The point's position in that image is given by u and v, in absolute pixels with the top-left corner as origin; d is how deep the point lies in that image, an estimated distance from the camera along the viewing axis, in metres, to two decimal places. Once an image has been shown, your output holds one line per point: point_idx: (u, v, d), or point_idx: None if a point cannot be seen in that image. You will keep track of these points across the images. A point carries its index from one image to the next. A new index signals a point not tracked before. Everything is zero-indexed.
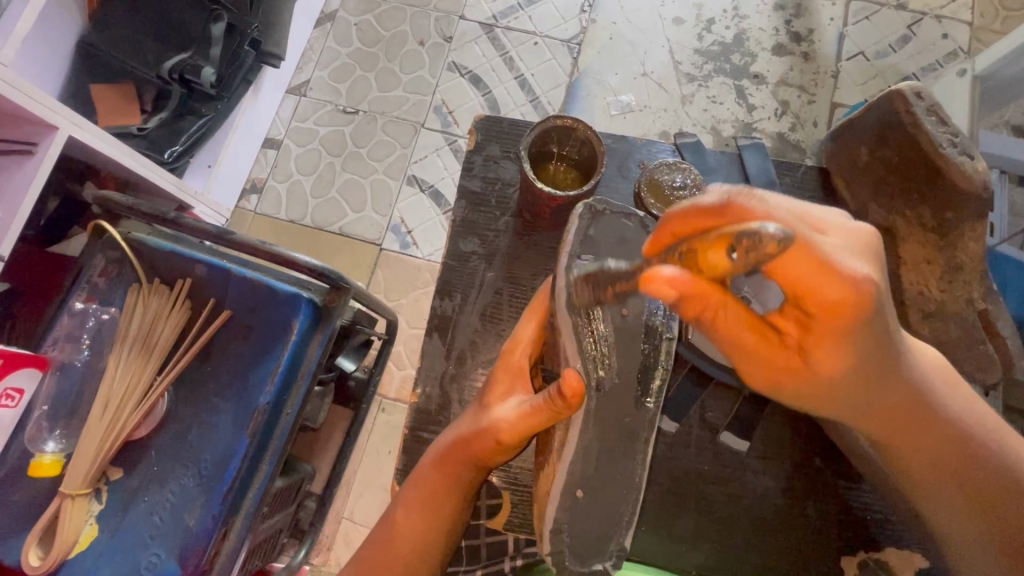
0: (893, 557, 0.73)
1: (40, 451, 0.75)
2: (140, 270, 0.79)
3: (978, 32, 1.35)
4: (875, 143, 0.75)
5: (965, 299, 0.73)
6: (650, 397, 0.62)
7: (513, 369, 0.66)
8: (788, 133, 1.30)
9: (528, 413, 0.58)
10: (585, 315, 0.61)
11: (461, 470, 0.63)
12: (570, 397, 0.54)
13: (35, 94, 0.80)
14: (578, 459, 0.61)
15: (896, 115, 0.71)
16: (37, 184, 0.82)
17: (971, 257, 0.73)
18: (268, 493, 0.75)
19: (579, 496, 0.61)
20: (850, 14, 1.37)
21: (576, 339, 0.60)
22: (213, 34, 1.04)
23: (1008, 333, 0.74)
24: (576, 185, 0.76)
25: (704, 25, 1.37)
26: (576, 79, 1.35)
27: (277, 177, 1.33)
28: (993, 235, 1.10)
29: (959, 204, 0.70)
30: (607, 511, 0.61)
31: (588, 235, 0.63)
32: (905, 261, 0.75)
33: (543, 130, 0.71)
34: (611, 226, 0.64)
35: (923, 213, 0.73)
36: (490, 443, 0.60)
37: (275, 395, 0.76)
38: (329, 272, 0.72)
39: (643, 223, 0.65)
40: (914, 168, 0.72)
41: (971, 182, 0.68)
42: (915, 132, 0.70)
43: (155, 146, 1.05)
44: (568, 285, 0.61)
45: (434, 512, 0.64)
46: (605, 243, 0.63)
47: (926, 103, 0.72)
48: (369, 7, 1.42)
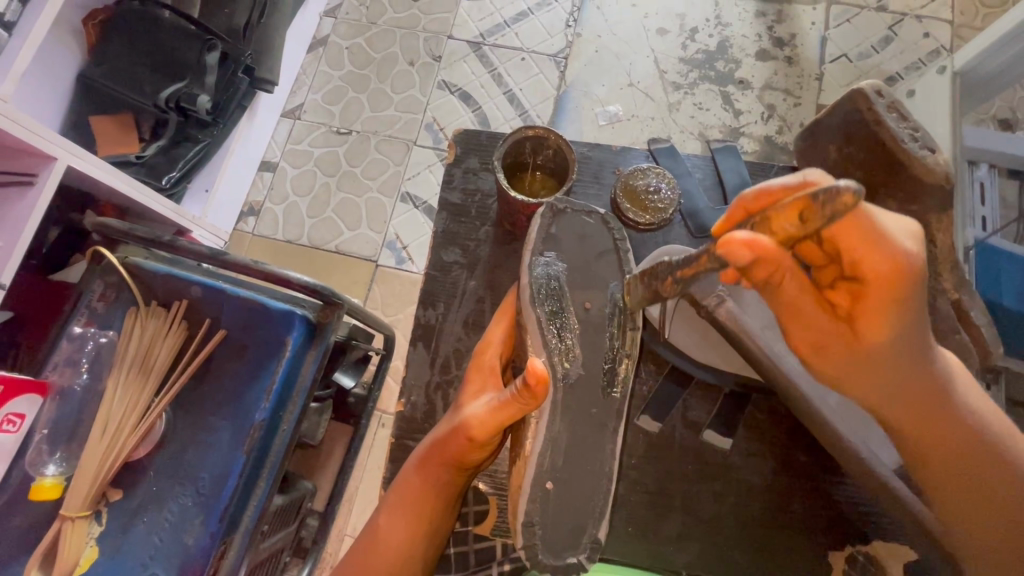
0: (881, 550, 0.72)
1: (41, 474, 0.75)
2: (137, 293, 0.80)
3: (960, 29, 1.37)
4: (842, 141, 0.76)
5: (934, 289, 0.73)
6: (616, 387, 0.63)
7: (485, 370, 0.67)
8: (776, 136, 1.32)
9: (497, 408, 0.60)
10: (551, 312, 0.64)
11: (440, 471, 0.64)
12: (532, 385, 0.56)
13: (35, 127, 0.82)
14: (552, 458, 0.61)
15: (859, 113, 0.71)
16: (37, 214, 0.84)
17: (942, 246, 0.72)
18: (267, 511, 0.76)
19: (551, 489, 0.61)
20: (831, 17, 1.39)
21: (541, 331, 0.63)
22: (208, 63, 1.08)
23: (981, 321, 0.75)
24: (549, 192, 0.78)
25: (688, 35, 1.39)
26: (563, 91, 1.37)
27: (273, 200, 1.36)
28: (984, 229, 1.12)
29: (925, 198, 0.70)
30: (580, 505, 0.62)
31: (551, 233, 0.66)
32: None
33: (515, 141, 0.72)
34: (574, 226, 0.67)
35: (890, 209, 0.73)
36: (464, 441, 0.61)
37: (271, 411, 0.77)
38: (323, 289, 0.73)
39: (604, 220, 0.67)
40: (880, 163, 0.71)
41: (933, 175, 0.67)
42: (878, 128, 0.70)
43: (154, 172, 1.08)
44: (534, 284, 0.64)
45: (416, 515, 0.65)
46: (567, 241, 0.66)
47: (887, 101, 0.72)
48: (359, 30, 1.45)
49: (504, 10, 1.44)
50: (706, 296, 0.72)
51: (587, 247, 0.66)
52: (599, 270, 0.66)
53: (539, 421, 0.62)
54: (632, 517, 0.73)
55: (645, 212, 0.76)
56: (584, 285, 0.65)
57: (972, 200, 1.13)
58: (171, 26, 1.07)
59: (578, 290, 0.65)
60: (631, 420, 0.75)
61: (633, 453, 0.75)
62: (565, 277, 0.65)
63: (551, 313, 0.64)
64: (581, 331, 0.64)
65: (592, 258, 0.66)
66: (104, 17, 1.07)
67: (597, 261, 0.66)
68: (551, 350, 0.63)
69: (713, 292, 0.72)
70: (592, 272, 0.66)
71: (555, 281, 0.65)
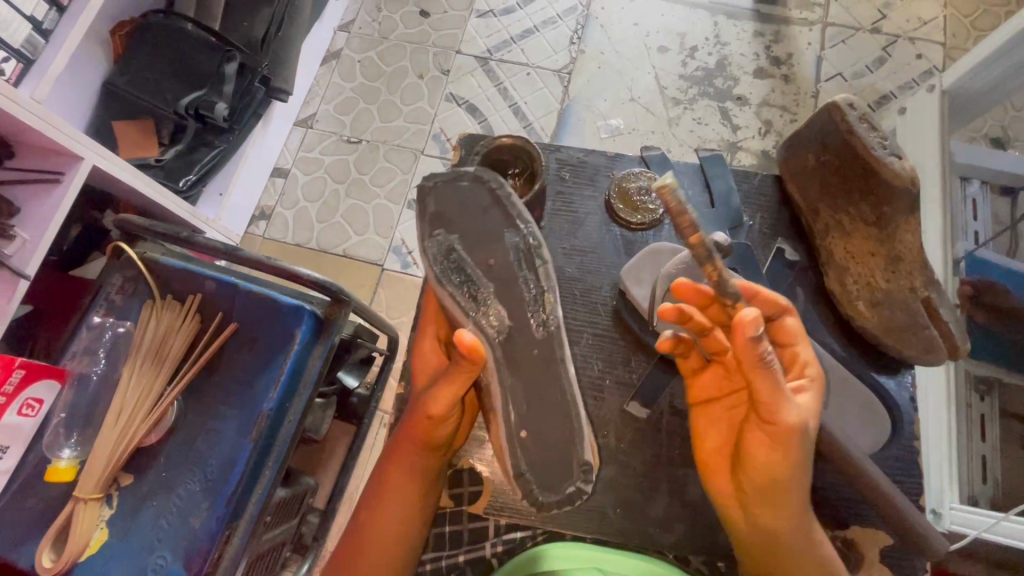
0: (860, 535, 0.73)
1: (57, 457, 0.79)
2: (154, 287, 0.84)
3: (951, 51, 1.42)
4: (820, 149, 0.78)
5: (907, 288, 0.75)
6: (547, 318, 0.65)
7: (428, 354, 0.73)
8: (772, 151, 1.36)
9: (447, 383, 0.65)
10: (458, 283, 0.65)
11: (416, 456, 0.69)
12: (465, 355, 0.62)
13: (65, 128, 0.87)
14: (516, 410, 0.65)
15: (834, 123, 0.75)
16: (64, 210, 0.88)
17: (910, 249, 0.74)
18: (270, 500, 0.78)
19: (525, 435, 0.64)
20: (826, 38, 1.44)
21: (455, 301, 0.64)
22: (226, 72, 1.13)
23: (949, 318, 0.75)
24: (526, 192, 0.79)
25: (687, 53, 1.45)
26: (567, 105, 1.42)
27: (284, 205, 1.40)
28: (975, 242, 1.15)
29: (897, 201, 0.73)
30: (556, 441, 0.65)
31: (432, 213, 0.66)
32: (852, 254, 0.78)
33: (489, 147, 0.77)
34: (450, 196, 0.66)
35: (863, 209, 0.76)
36: (425, 420, 0.66)
37: (278, 401, 0.80)
38: (331, 285, 0.77)
39: (478, 175, 0.66)
40: (852, 168, 0.74)
41: (902, 180, 0.71)
42: (850, 138, 0.73)
43: (171, 175, 1.13)
44: (434, 266, 0.65)
45: (411, 495, 0.70)
46: (452, 214, 0.66)
47: (859, 112, 0.75)
48: (372, 44, 1.51)
49: (510, 27, 1.50)
50: (691, 287, 0.73)
51: (469, 212, 0.66)
52: (484, 228, 0.66)
53: (497, 384, 0.64)
54: (626, 509, 0.75)
55: (637, 212, 0.83)
56: (480, 246, 0.66)
57: (963, 215, 1.17)
58: (193, 38, 1.13)
59: (475, 248, 0.66)
60: (620, 404, 0.77)
61: (626, 446, 0.77)
62: (459, 240, 0.66)
63: (460, 282, 0.65)
64: (501, 289, 0.65)
65: (479, 215, 0.66)
66: (128, 29, 1.13)
67: (482, 215, 0.66)
68: (476, 318, 0.64)
69: (699, 284, 0.73)
70: (478, 232, 0.66)
71: (450, 253, 0.65)
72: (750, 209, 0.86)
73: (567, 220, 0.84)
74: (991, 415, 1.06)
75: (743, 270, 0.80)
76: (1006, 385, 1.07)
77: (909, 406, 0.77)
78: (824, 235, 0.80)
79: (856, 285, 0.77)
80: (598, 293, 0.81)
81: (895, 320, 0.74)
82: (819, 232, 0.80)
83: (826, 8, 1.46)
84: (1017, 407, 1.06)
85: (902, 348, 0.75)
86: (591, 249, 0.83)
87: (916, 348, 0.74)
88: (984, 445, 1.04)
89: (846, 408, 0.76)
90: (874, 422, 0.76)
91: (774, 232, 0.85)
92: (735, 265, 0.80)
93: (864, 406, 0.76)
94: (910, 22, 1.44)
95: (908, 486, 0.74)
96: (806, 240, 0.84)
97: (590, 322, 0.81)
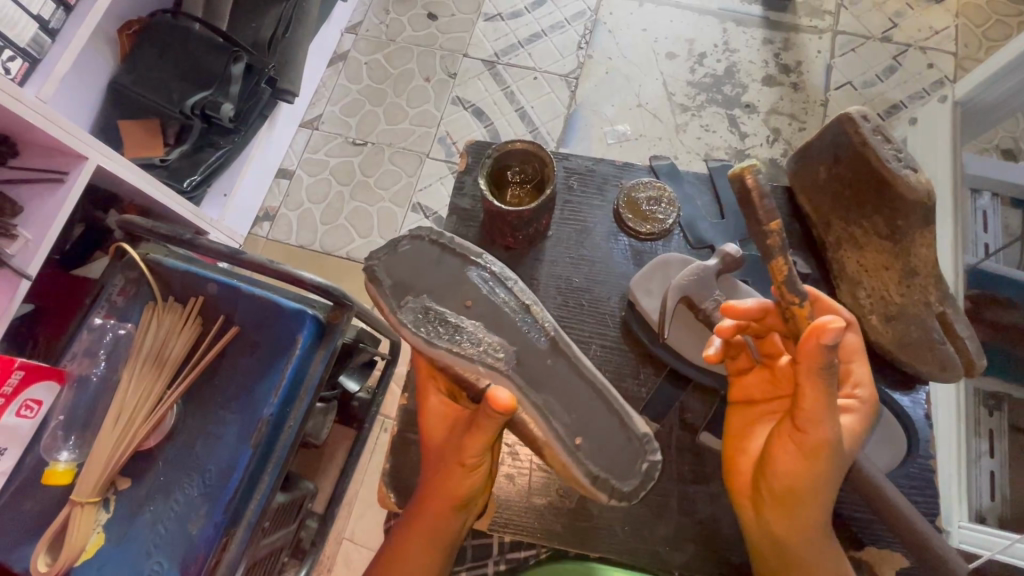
0: (872, 555, 0.72)
1: (54, 460, 0.78)
2: (155, 289, 0.83)
3: (963, 61, 1.40)
4: (832, 162, 0.77)
5: (922, 302, 0.74)
6: (544, 329, 0.65)
7: (439, 412, 0.71)
8: (780, 159, 1.35)
9: (473, 433, 0.62)
10: (449, 337, 0.63)
11: (446, 516, 0.66)
12: (498, 414, 0.59)
13: (69, 127, 0.87)
14: (560, 422, 0.63)
15: (846, 136, 0.74)
16: (67, 209, 0.88)
17: (925, 263, 0.74)
18: (268, 507, 0.77)
19: (580, 442, 0.63)
20: (836, 46, 1.43)
21: (458, 355, 0.62)
22: (233, 73, 1.13)
23: (967, 334, 0.75)
24: (533, 199, 0.78)
25: (696, 59, 1.44)
26: (573, 110, 1.41)
27: (288, 206, 1.40)
28: (985, 255, 1.14)
29: (909, 214, 0.72)
30: (614, 441, 0.64)
31: (393, 284, 0.65)
32: (866, 268, 0.76)
33: (501, 150, 0.75)
34: (405, 263, 0.66)
35: (877, 222, 0.74)
36: (458, 470, 0.64)
37: (279, 406, 0.79)
38: (333, 290, 0.76)
39: (417, 236, 0.67)
40: (866, 182, 0.73)
41: (916, 194, 0.71)
42: (864, 150, 0.72)
43: (175, 176, 1.12)
44: (417, 334, 0.63)
45: (438, 546, 0.67)
46: (416, 279, 0.65)
47: (873, 124, 0.74)
48: (379, 47, 1.51)
49: (518, 31, 1.50)
50: (703, 300, 0.73)
51: (430, 272, 0.65)
52: (445, 274, 0.65)
53: (529, 405, 0.62)
54: (631, 522, 0.74)
55: (646, 223, 0.82)
56: (453, 292, 0.65)
57: (973, 227, 1.15)
58: (200, 38, 1.13)
59: (447, 300, 0.65)
60: None
61: None
62: (430, 299, 0.65)
63: (446, 335, 0.63)
64: (492, 329, 0.65)
65: (436, 271, 0.65)
66: (137, 28, 1.13)
67: (437, 268, 0.66)
68: (484, 360, 0.62)
69: (709, 297, 0.73)
70: (443, 280, 0.65)
71: (427, 311, 0.64)
72: None
73: (575, 228, 0.83)
74: (999, 430, 1.05)
75: (756, 284, 0.79)
76: (1014, 400, 1.05)
77: (923, 423, 0.75)
78: (837, 249, 0.78)
79: (869, 299, 0.76)
80: (605, 302, 0.80)
81: (913, 337, 0.73)
82: (831, 245, 0.79)
83: (836, 16, 1.45)
84: None
85: (917, 365, 0.74)
86: (600, 258, 0.82)
87: (932, 366, 0.73)
88: (993, 460, 1.03)
89: None
90: (889, 439, 0.74)
91: (786, 244, 0.83)
92: (745, 277, 0.79)
93: (879, 423, 0.74)
94: (921, 31, 1.43)
95: (919, 503, 0.72)
96: (816, 252, 0.82)
97: (599, 332, 0.79)
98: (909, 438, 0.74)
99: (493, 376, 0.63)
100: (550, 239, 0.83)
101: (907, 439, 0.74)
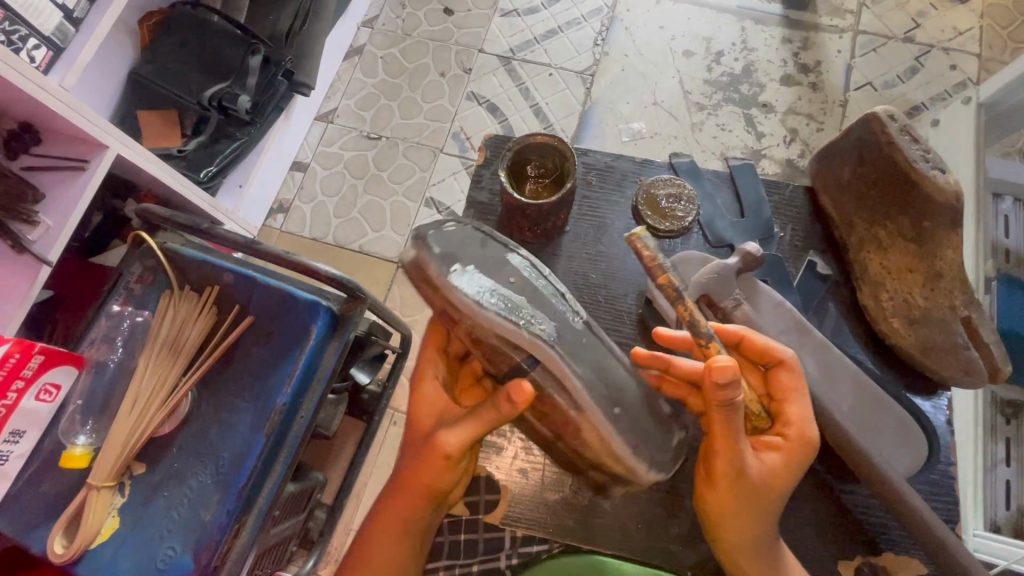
0: (890, 561, 0.71)
1: (72, 443, 0.79)
2: (172, 277, 0.84)
3: (987, 63, 1.38)
4: (856, 162, 0.76)
5: (947, 306, 0.73)
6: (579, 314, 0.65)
7: (431, 397, 0.69)
8: (798, 159, 1.33)
9: (477, 423, 0.62)
10: (501, 305, 0.58)
11: (415, 504, 0.67)
12: (513, 405, 0.59)
13: (91, 116, 0.88)
14: (600, 394, 0.62)
15: (872, 135, 0.72)
16: (88, 197, 0.89)
17: (951, 267, 0.72)
18: (280, 495, 0.78)
19: (617, 414, 0.63)
20: (857, 46, 1.41)
21: (512, 322, 0.57)
22: (251, 65, 1.13)
23: (992, 339, 0.73)
24: (551, 193, 0.78)
25: (713, 58, 1.42)
26: (589, 107, 1.41)
27: (303, 199, 1.40)
28: (1007, 260, 1.12)
29: (938, 215, 0.71)
30: (642, 416, 0.66)
31: (442, 254, 0.58)
32: (890, 270, 0.75)
33: (521, 144, 0.74)
34: (454, 238, 0.60)
35: (903, 224, 0.74)
36: (441, 461, 0.64)
37: (292, 396, 0.79)
38: (347, 282, 0.76)
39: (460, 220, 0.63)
40: (894, 183, 0.73)
41: (944, 196, 0.69)
42: (890, 151, 0.71)
43: (192, 166, 1.13)
44: (473, 298, 0.56)
45: (399, 538, 0.69)
46: (466, 251, 0.60)
47: (899, 124, 0.73)
48: (394, 41, 1.51)
49: (534, 27, 1.49)
50: (722, 299, 0.72)
51: (478, 247, 0.61)
52: (492, 253, 0.61)
53: (575, 376, 0.60)
54: (642, 519, 0.73)
55: (665, 220, 0.80)
56: (499, 267, 0.60)
57: (996, 231, 1.13)
58: (220, 30, 1.14)
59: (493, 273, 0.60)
60: None
61: None
62: (478, 270, 0.59)
63: (501, 306, 0.58)
64: (536, 306, 0.60)
65: (480, 247, 0.61)
66: (157, 19, 1.14)
67: (481, 249, 0.61)
68: (530, 329, 0.58)
69: (729, 295, 0.72)
70: (489, 254, 0.61)
71: (480, 283, 0.58)
72: (780, 219, 0.83)
73: (592, 225, 0.83)
74: (1017, 439, 1.03)
75: (775, 285, 0.78)
76: None
77: (943, 429, 0.74)
78: (859, 250, 0.77)
79: (892, 302, 0.74)
80: (621, 300, 0.80)
81: (936, 342, 0.72)
82: (853, 246, 0.78)
83: (857, 15, 1.43)
84: None
85: (939, 369, 0.73)
86: (616, 255, 0.82)
87: (955, 370, 0.72)
88: (1010, 469, 1.01)
89: (880, 430, 0.72)
90: (909, 446, 0.72)
91: (806, 244, 0.82)
92: (765, 276, 0.78)
93: (900, 428, 0.72)
94: (944, 32, 1.40)
95: (938, 510, 0.71)
96: (837, 253, 0.81)
97: (614, 329, 0.79)
98: (929, 443, 0.73)
99: (538, 346, 0.58)
100: (567, 235, 0.82)
101: (929, 445, 0.72)
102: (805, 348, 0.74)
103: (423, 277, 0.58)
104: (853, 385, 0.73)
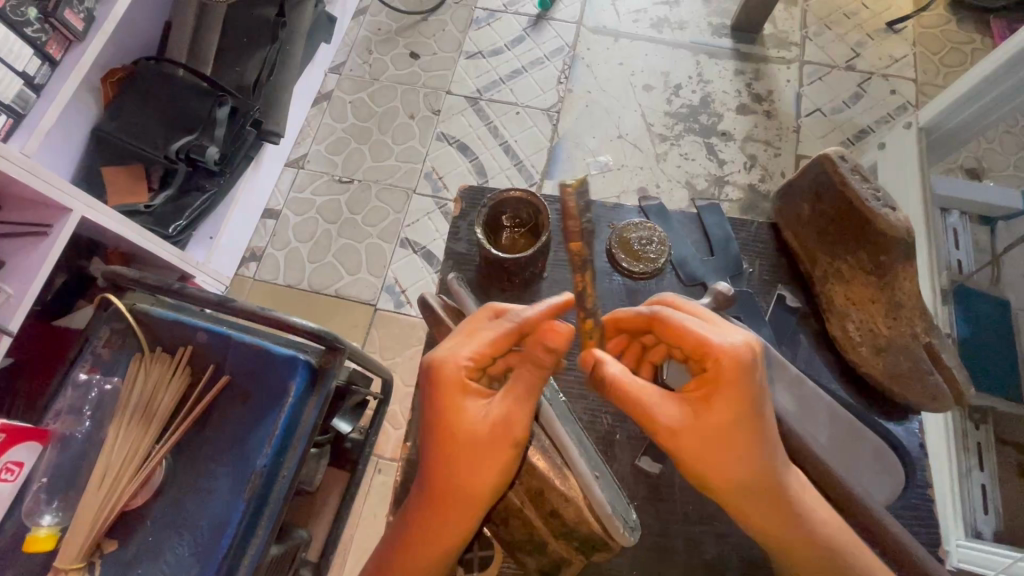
0: None
1: (36, 525, 0.75)
2: (142, 340, 0.82)
3: (923, 86, 1.48)
4: (814, 199, 0.80)
5: (909, 333, 0.75)
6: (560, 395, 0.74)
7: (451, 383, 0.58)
8: (758, 184, 1.39)
9: (467, 389, 0.58)
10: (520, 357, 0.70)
11: (448, 521, 0.58)
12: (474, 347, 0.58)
13: (52, 178, 0.85)
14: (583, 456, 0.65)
15: (827, 174, 0.77)
16: (50, 262, 0.86)
17: (910, 296, 0.75)
18: (263, 562, 0.74)
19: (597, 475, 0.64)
20: (804, 76, 1.49)
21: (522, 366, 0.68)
22: (218, 117, 1.13)
23: (953, 362, 0.76)
24: (528, 241, 0.79)
25: (672, 91, 1.49)
26: (556, 143, 1.45)
27: (275, 246, 1.39)
28: (960, 272, 1.18)
29: (893, 251, 0.73)
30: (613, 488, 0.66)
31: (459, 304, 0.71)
32: (854, 301, 0.78)
33: (497, 198, 0.76)
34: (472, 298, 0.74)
35: (862, 257, 0.76)
36: (488, 440, 0.56)
37: (272, 457, 0.77)
38: (325, 334, 0.75)
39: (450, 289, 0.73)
40: (849, 220, 0.76)
41: (898, 232, 0.72)
42: (844, 188, 0.75)
43: (161, 221, 1.11)
44: None
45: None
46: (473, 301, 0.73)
47: (852, 164, 0.77)
48: (362, 86, 1.53)
49: (499, 68, 1.53)
50: None
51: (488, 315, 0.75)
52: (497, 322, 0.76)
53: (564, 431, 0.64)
54: (635, 558, 0.73)
55: (639, 262, 0.83)
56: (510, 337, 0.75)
57: (946, 244, 1.20)
58: (185, 83, 1.13)
59: None
60: (632, 461, 0.76)
61: (635, 495, 0.75)
62: None
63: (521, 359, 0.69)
64: None
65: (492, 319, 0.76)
66: (122, 75, 1.14)
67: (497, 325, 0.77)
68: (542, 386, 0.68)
69: None
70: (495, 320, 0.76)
71: None
72: (750, 255, 0.87)
73: (569, 268, 0.84)
74: (987, 444, 1.06)
75: (749, 319, 0.81)
76: (1001, 414, 1.07)
77: (918, 451, 0.77)
78: (824, 282, 0.81)
79: (858, 332, 0.78)
80: None
81: (897, 365, 0.75)
82: (819, 278, 0.81)
83: (802, 47, 1.52)
84: (1011, 435, 1.06)
85: (907, 394, 0.75)
86: (596, 298, 0.83)
87: (922, 395, 0.74)
88: (983, 474, 1.04)
89: (857, 454, 0.74)
90: (887, 472, 0.74)
91: (775, 278, 0.86)
92: (739, 313, 0.81)
93: (877, 456, 0.74)
94: (881, 60, 1.50)
95: (922, 533, 0.73)
96: (804, 285, 0.85)
97: None
98: (905, 465, 0.75)
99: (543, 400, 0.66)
100: (545, 280, 0.84)
101: (904, 467, 0.75)
102: (779, 380, 0.76)
103: (434, 310, 0.70)
104: (830, 416, 0.75)
